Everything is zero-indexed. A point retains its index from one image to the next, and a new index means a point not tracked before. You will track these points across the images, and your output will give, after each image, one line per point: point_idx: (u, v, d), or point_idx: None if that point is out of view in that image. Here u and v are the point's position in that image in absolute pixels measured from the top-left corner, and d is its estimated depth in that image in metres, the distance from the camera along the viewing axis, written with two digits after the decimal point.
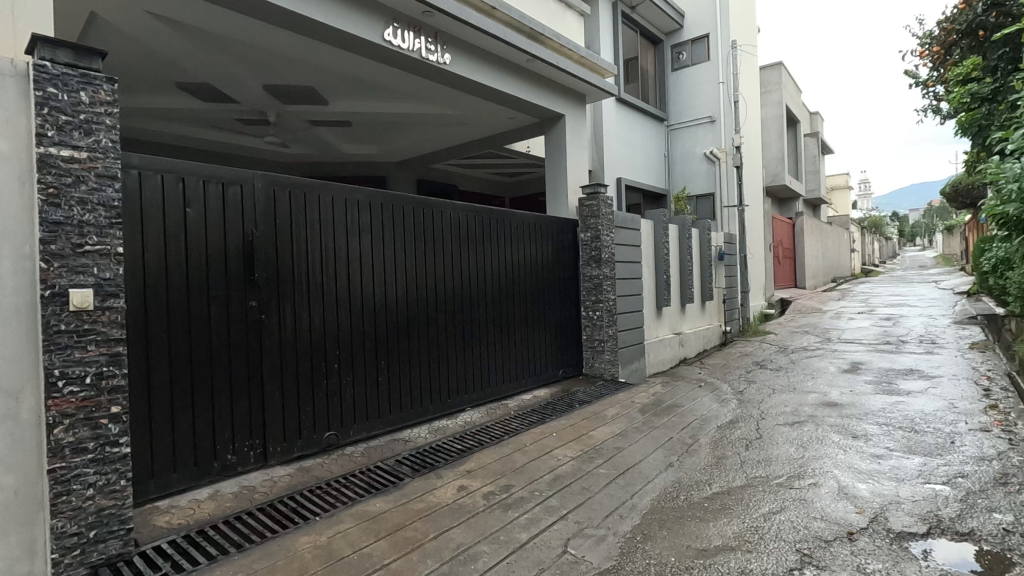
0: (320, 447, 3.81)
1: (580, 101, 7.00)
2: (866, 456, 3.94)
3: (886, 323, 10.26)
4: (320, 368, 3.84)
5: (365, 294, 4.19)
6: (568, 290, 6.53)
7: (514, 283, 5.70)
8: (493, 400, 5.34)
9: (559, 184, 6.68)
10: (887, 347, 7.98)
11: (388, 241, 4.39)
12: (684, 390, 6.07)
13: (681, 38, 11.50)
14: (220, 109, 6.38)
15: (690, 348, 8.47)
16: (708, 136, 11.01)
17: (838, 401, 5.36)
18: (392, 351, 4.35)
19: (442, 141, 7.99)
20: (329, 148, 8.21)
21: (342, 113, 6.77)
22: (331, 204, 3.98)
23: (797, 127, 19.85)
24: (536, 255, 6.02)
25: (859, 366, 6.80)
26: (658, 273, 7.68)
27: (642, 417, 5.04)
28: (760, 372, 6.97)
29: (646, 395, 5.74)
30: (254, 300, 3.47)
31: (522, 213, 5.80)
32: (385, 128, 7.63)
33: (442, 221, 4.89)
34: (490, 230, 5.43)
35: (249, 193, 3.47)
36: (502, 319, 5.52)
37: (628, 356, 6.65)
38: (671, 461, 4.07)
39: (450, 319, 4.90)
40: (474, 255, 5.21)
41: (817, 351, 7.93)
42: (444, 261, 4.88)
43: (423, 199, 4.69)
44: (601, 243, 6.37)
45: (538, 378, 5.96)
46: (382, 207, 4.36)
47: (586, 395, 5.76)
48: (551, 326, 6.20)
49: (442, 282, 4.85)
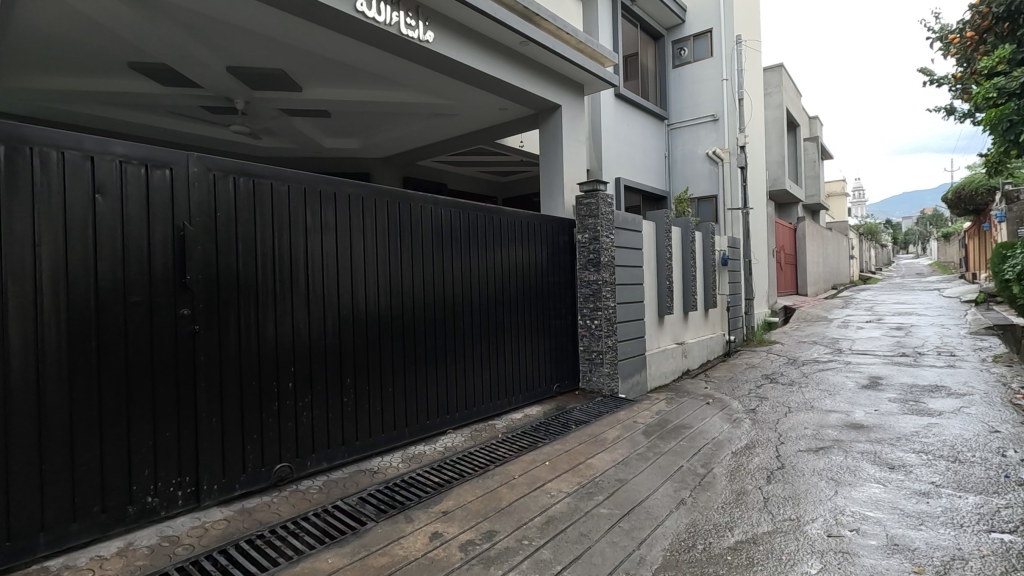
0: (270, 483, 3.21)
1: (577, 91, 6.45)
2: (911, 495, 3.38)
3: (897, 333, 9.74)
4: (272, 389, 3.25)
5: (328, 301, 3.60)
6: (563, 297, 5.96)
7: (504, 289, 5.13)
8: (478, 420, 4.75)
9: (555, 181, 6.15)
10: (905, 359, 7.46)
11: (357, 240, 3.81)
12: (690, 407, 5.51)
13: (682, 33, 11.04)
14: (181, 95, 5.78)
15: (693, 359, 7.90)
16: (711, 136, 10.50)
17: (864, 423, 4.80)
18: (360, 367, 3.76)
19: (429, 136, 7.43)
20: (308, 142, 7.64)
21: (318, 102, 6.19)
22: (289, 195, 3.40)
23: (797, 131, 19.49)
24: (529, 258, 5.45)
25: (878, 381, 6.26)
26: (660, 278, 7.12)
27: (647, 441, 4.46)
28: (771, 387, 6.41)
29: (649, 414, 5.17)
30: (186, 309, 2.86)
31: (513, 211, 5.23)
32: (366, 120, 7.05)
33: (422, 218, 4.31)
34: (478, 229, 4.85)
35: (182, 178, 2.88)
36: (490, 328, 4.94)
37: (628, 368, 6.08)
38: (683, 498, 3.49)
39: (431, 328, 4.33)
40: (459, 257, 4.64)
41: (830, 364, 7.39)
42: (424, 263, 4.31)
43: (399, 193, 4.12)
44: (600, 245, 5.81)
45: (530, 395, 5.38)
46: (352, 199, 3.78)
47: (583, 413, 5.17)
48: (544, 337, 5.62)
49: (422, 288, 4.27)
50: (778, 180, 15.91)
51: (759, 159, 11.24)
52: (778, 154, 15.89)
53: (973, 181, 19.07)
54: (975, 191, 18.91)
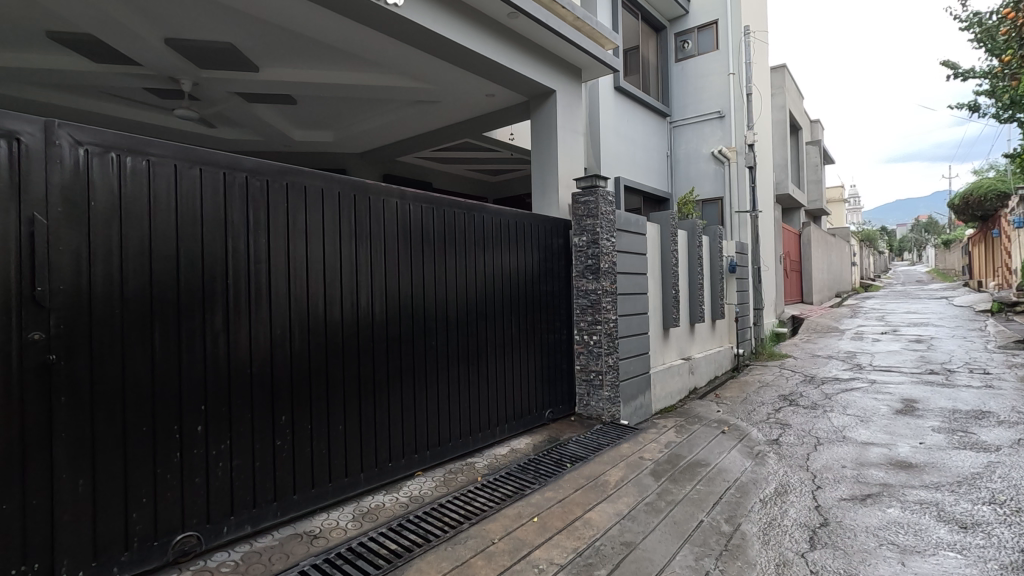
0: (168, 561, 2.42)
1: (573, 75, 5.73)
2: (1000, 571, 2.61)
3: (918, 346, 9.01)
4: (172, 436, 2.46)
5: (256, 317, 2.81)
6: (557, 308, 5.19)
7: (487, 300, 4.38)
8: (454, 458, 3.97)
9: (548, 176, 5.42)
10: (935, 378, 6.72)
11: (298, 241, 3.03)
12: (704, 437, 4.74)
13: (686, 25, 10.35)
14: (120, 74, 5.04)
15: (700, 376, 7.14)
16: (716, 133, 9.80)
17: (911, 461, 4.05)
18: (300, 399, 2.98)
19: (409, 128, 6.70)
20: (275, 134, 6.90)
21: (279, 86, 5.44)
22: (202, 181, 2.62)
23: (800, 134, 18.85)
24: (517, 263, 4.70)
25: (914, 404, 5.52)
26: (666, 286, 6.38)
27: (657, 487, 3.70)
28: (792, 412, 5.65)
29: (657, 448, 4.42)
30: (40, 332, 2.08)
31: (498, 209, 4.49)
32: (337, 109, 6.31)
33: (386, 215, 3.55)
34: (456, 230, 4.10)
35: (37, 151, 2.11)
36: (470, 347, 4.18)
37: (631, 389, 5.36)
38: (709, 571, 2.71)
39: (396, 350, 3.56)
40: (433, 261, 3.88)
41: (853, 383, 6.63)
42: (387, 269, 3.54)
43: (356, 183, 3.36)
44: (600, 249, 5.06)
45: (518, 424, 4.61)
46: (291, 189, 3.01)
47: (580, 446, 4.40)
48: (534, 355, 4.86)
49: (384, 301, 3.51)
50: (783, 183, 15.22)
51: (766, 159, 10.54)
52: (782, 157, 15.23)
53: (981, 187, 18.45)
54: (984, 196, 18.30)
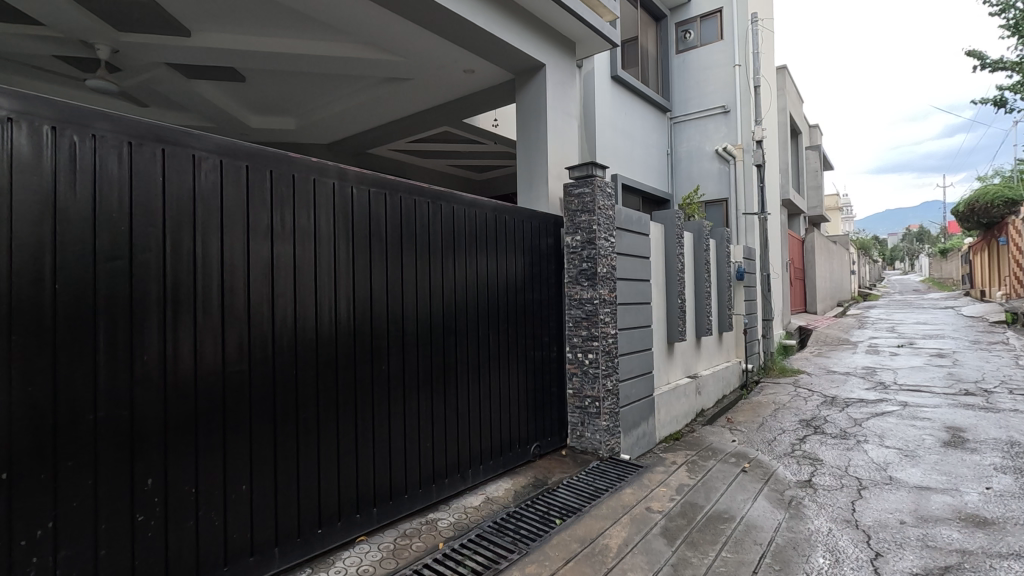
0: None
1: (567, 49, 4.94)
2: None
3: (943, 362, 8.22)
4: None
5: (106, 338, 1.93)
6: (546, 319, 4.35)
7: (458, 311, 3.54)
8: (412, 515, 3.10)
9: (537, 166, 4.61)
10: (974, 401, 5.92)
11: (182, 229, 2.16)
12: (722, 479, 3.92)
13: (687, 13, 9.60)
14: (21, 36, 4.21)
15: (707, 397, 6.29)
16: (720, 129, 9.05)
17: (988, 516, 3.23)
18: (180, 453, 2.11)
19: (378, 113, 5.89)
20: (226, 119, 6.11)
21: (217, 56, 4.60)
22: (11, 137, 1.75)
23: (800, 138, 18.18)
24: (496, 267, 3.87)
25: (962, 435, 4.71)
26: (671, 295, 5.57)
27: (671, 556, 2.86)
28: (820, 442, 4.83)
29: (667, 495, 3.58)
30: None
31: (473, 199, 3.67)
32: (295, 89, 5.49)
33: (320, 201, 2.70)
34: (416, 224, 3.25)
35: None
36: (434, 372, 3.32)
37: (633, 417, 4.54)
38: None
39: (332, 377, 2.70)
40: (384, 262, 3.03)
41: (882, 407, 5.83)
42: (321, 272, 2.68)
43: (276, 156, 2.52)
44: (596, 250, 4.24)
45: (495, 464, 3.76)
46: (174, 156, 2.16)
47: (573, 493, 3.56)
48: (517, 377, 4.01)
49: (315, 314, 2.65)
50: (785, 185, 14.44)
51: (773, 159, 9.80)
52: (784, 161, 14.53)
53: (988, 194, 17.61)
54: (990, 203, 17.57)
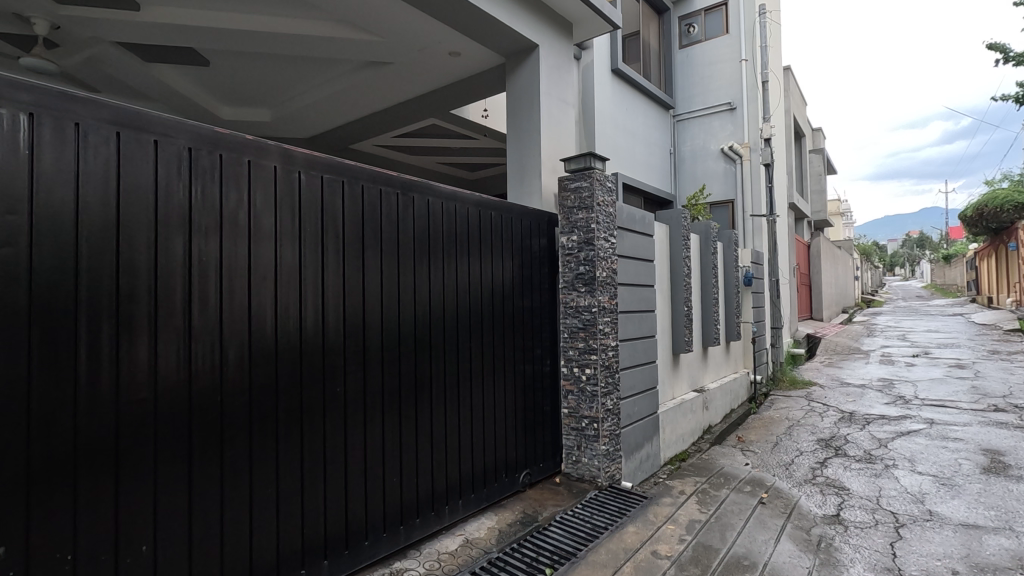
0: None
1: (564, 30, 4.47)
2: None
3: (964, 373, 7.72)
4: None
5: None
6: (538, 330, 3.87)
7: (434, 322, 3.04)
8: (373, 565, 2.59)
9: (530, 158, 4.14)
10: (1006, 418, 5.43)
11: (59, 218, 1.67)
12: (738, 514, 3.43)
13: (691, 6, 9.11)
14: None
15: (715, 412, 5.80)
16: (726, 127, 8.60)
17: None
18: (53, 509, 1.62)
19: (359, 103, 5.43)
20: (194, 109, 5.66)
21: (171, 34, 4.13)
22: None
23: (803, 141, 17.78)
24: (480, 270, 3.39)
25: (1003, 461, 4.22)
26: (676, 302, 5.08)
27: None
28: (844, 467, 4.33)
29: (675, 536, 3.09)
30: None
31: (452, 192, 3.19)
32: (267, 75, 5.04)
33: (257, 188, 2.21)
34: (383, 219, 2.75)
35: None
36: (403, 393, 2.82)
37: (636, 439, 4.05)
38: None
39: (270, 404, 2.21)
40: (342, 263, 2.54)
41: (908, 425, 5.34)
42: (258, 275, 2.20)
43: (198, 131, 2.04)
44: (595, 252, 3.75)
45: (478, 496, 3.27)
46: (49, 125, 1.66)
47: (568, 532, 3.06)
48: (504, 395, 3.53)
49: (249, 326, 2.16)
50: (791, 188, 13.98)
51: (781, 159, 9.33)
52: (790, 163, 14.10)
53: (997, 198, 17.13)
54: (999, 207, 17.07)
